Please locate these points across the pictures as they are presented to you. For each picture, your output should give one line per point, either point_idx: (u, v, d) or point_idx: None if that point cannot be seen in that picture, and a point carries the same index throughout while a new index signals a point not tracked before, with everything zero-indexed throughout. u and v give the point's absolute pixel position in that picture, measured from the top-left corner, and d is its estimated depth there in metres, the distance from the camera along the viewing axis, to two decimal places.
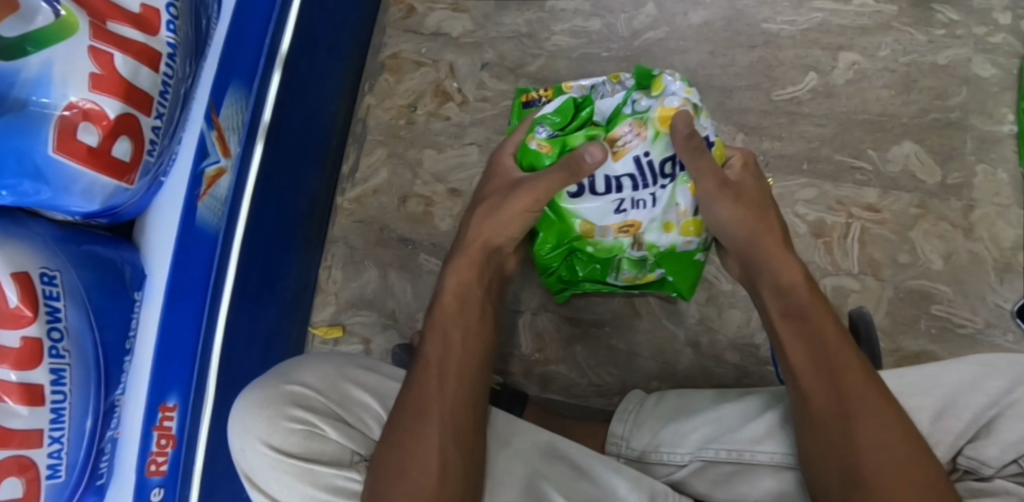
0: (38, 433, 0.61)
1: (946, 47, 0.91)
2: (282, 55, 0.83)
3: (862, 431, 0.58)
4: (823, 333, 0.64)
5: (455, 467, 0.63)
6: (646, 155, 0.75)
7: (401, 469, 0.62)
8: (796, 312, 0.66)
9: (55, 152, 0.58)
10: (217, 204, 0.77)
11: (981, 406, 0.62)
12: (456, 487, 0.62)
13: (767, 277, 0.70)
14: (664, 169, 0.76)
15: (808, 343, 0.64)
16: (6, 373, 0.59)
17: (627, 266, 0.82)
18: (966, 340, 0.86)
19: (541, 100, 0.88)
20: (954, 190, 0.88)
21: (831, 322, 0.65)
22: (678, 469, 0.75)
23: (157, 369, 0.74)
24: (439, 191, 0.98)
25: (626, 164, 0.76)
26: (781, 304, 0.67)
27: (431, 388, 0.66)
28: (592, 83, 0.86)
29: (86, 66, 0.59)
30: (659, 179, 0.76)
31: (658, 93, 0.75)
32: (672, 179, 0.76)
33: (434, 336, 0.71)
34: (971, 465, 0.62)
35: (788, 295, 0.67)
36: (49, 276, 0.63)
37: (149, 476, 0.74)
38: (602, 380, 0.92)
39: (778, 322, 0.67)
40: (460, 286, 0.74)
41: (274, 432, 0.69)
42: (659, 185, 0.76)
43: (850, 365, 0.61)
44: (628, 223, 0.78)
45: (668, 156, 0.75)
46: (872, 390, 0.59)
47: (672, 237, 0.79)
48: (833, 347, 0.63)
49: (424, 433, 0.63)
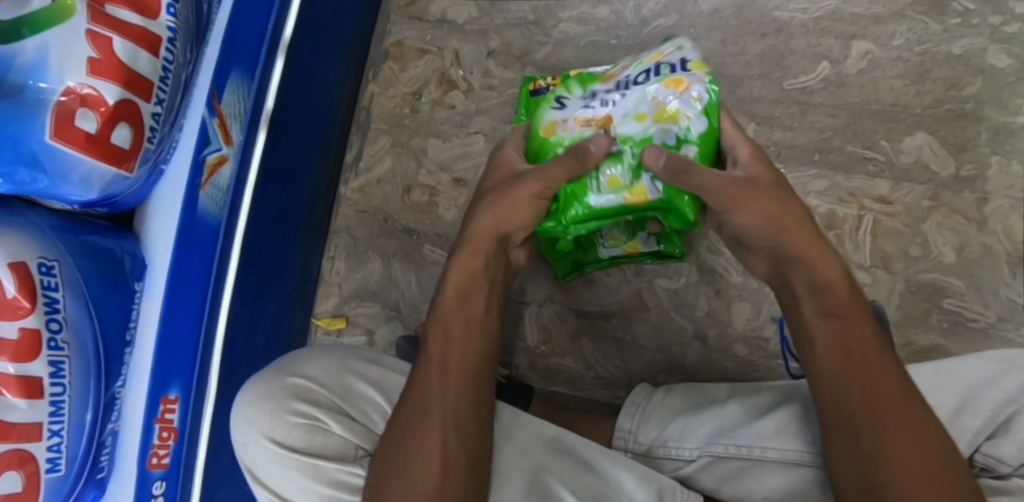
0: (37, 426, 0.60)
1: (961, 36, 0.89)
2: (285, 41, 0.82)
3: (894, 440, 0.56)
4: (860, 336, 0.61)
5: (455, 461, 0.62)
6: (625, 73, 0.77)
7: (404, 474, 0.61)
8: (832, 311, 0.62)
9: (52, 139, 0.57)
10: (218, 193, 0.76)
11: (999, 403, 0.61)
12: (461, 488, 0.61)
13: (803, 271, 0.64)
14: (638, 76, 0.75)
15: (846, 347, 0.61)
16: (3, 365, 0.58)
17: (604, 162, 0.74)
18: (978, 335, 0.85)
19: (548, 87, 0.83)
20: (968, 182, 0.87)
21: (867, 319, 0.62)
22: (685, 464, 0.74)
23: (158, 360, 0.73)
24: (444, 181, 0.97)
25: (610, 84, 0.78)
26: (818, 302, 0.63)
27: (433, 383, 0.65)
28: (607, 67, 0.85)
29: (84, 51, 0.58)
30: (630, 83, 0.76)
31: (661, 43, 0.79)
32: (644, 83, 0.75)
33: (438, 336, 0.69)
34: (987, 463, 0.60)
35: (835, 303, 0.62)
36: (46, 266, 0.62)
37: (151, 469, 0.73)
38: (610, 373, 0.91)
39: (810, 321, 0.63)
40: (461, 278, 0.72)
41: (276, 425, 0.68)
42: (630, 88, 0.75)
43: (887, 370, 0.59)
44: (592, 119, 0.76)
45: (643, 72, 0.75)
46: (908, 412, 0.57)
47: (646, 126, 0.73)
48: (875, 350, 0.60)
49: (421, 433, 0.63)
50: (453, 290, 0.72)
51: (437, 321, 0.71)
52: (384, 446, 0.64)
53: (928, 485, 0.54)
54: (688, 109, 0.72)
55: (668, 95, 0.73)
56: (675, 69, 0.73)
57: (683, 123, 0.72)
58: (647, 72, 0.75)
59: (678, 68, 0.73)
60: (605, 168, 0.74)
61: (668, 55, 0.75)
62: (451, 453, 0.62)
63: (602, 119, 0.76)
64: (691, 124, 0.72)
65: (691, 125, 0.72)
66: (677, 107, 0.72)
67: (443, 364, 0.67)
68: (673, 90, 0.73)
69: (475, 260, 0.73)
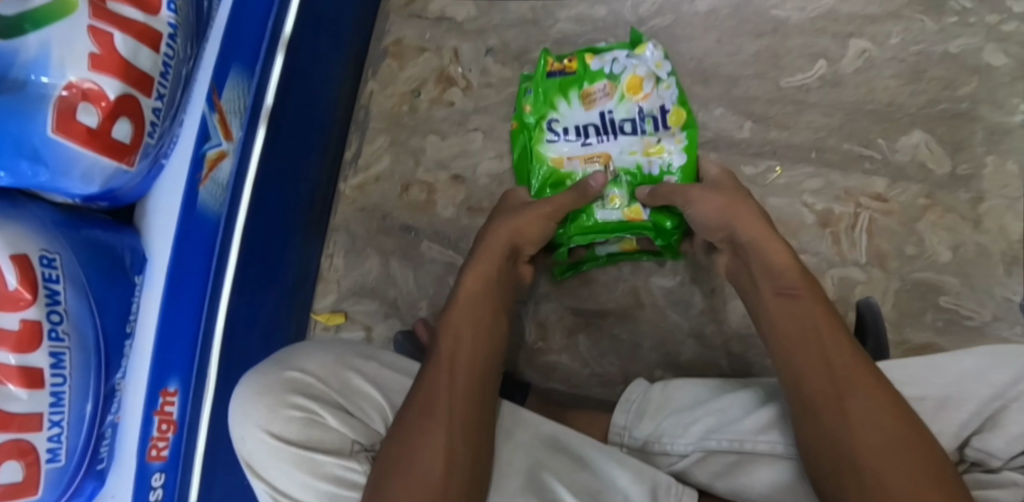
0: (37, 416, 0.61)
1: (957, 36, 0.90)
2: (285, 38, 0.82)
3: (855, 413, 0.57)
4: (816, 312, 0.64)
5: (459, 457, 0.62)
6: (609, 112, 0.88)
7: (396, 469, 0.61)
8: (789, 290, 0.65)
9: (55, 133, 0.58)
10: (218, 189, 0.77)
11: (986, 398, 0.62)
12: (463, 482, 0.61)
13: (757, 258, 0.69)
14: (625, 125, 0.88)
15: (800, 323, 0.63)
16: (5, 356, 0.59)
17: (608, 185, 0.86)
18: (973, 333, 0.85)
19: (564, 70, 0.90)
20: (963, 181, 0.87)
21: (823, 302, 0.65)
22: (680, 459, 0.75)
23: (157, 353, 0.74)
24: (442, 178, 0.97)
25: (594, 114, 0.89)
26: (774, 283, 0.66)
27: (440, 380, 0.66)
28: (615, 56, 0.89)
29: (85, 46, 0.58)
30: (619, 133, 0.88)
31: (636, 56, 0.88)
32: (636, 133, 0.87)
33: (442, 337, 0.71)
34: (977, 456, 0.61)
35: (789, 289, 0.65)
36: (48, 258, 0.62)
37: (150, 461, 0.74)
38: (606, 370, 0.91)
39: (769, 302, 0.66)
40: (472, 287, 0.74)
41: (273, 418, 0.69)
42: (620, 135, 0.88)
43: (841, 340, 0.61)
44: (596, 156, 0.88)
45: (629, 117, 0.88)
46: (890, 409, 0.57)
47: (637, 159, 0.87)
48: (825, 325, 0.62)
49: (427, 427, 0.63)
50: (462, 299, 0.74)
51: (445, 324, 0.72)
52: (387, 442, 0.64)
53: (894, 464, 0.55)
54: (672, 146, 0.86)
55: (654, 138, 0.87)
56: (657, 126, 0.87)
57: (667, 158, 0.86)
58: (633, 123, 0.87)
59: (660, 125, 0.87)
60: (608, 191, 0.86)
61: (651, 99, 0.87)
62: (456, 449, 0.62)
63: (597, 153, 0.88)
64: (673, 158, 0.85)
65: (673, 160, 0.85)
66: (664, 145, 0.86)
67: (440, 363, 0.68)
68: (661, 128, 0.87)
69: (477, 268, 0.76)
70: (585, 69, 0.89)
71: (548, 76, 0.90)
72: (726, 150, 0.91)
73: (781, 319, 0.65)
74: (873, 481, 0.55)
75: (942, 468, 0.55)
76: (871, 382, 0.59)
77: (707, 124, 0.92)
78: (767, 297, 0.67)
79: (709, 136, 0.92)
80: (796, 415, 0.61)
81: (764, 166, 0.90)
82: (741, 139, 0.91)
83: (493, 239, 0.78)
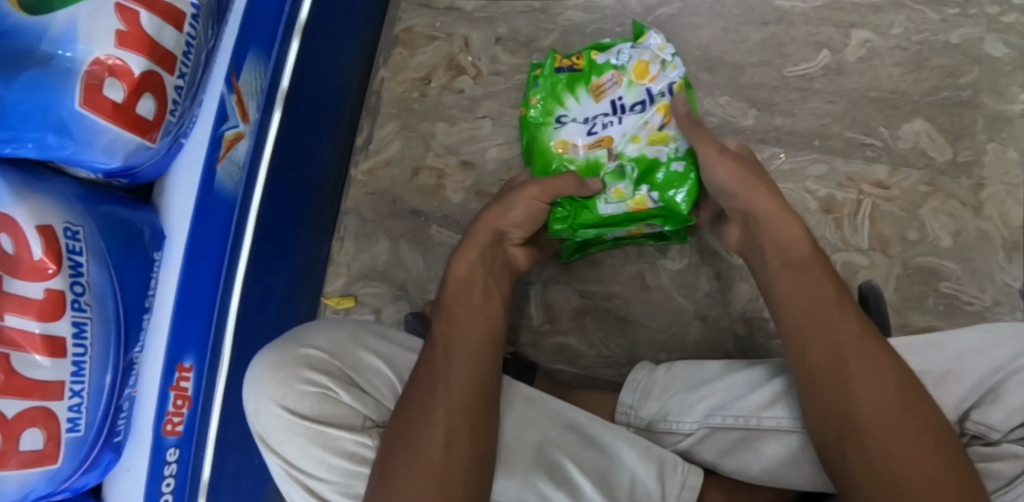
0: (59, 385, 0.62)
1: (959, 26, 0.91)
2: (300, 23, 0.84)
3: (859, 381, 0.60)
4: (822, 284, 0.67)
5: (469, 424, 0.64)
6: (619, 98, 0.87)
7: (410, 439, 0.64)
8: (795, 263, 0.69)
9: (81, 106, 0.59)
10: (234, 169, 0.78)
11: (987, 371, 0.64)
12: (473, 448, 0.64)
13: (766, 232, 0.71)
14: (633, 107, 0.86)
15: (807, 294, 0.66)
16: (28, 324, 0.61)
17: (610, 180, 0.85)
18: (973, 317, 0.86)
19: (573, 67, 0.90)
20: (965, 168, 0.89)
21: (830, 275, 0.68)
22: (685, 438, 0.77)
23: (174, 329, 0.75)
24: (451, 163, 0.99)
25: (605, 104, 0.88)
26: (781, 255, 0.70)
27: (453, 351, 0.69)
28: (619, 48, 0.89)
29: (113, 23, 0.60)
30: (626, 112, 0.87)
31: (639, 45, 0.88)
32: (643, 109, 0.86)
33: (445, 318, 0.73)
34: (978, 430, 0.64)
35: (798, 264, 0.68)
36: (72, 231, 0.64)
37: (166, 436, 0.75)
38: (612, 352, 0.93)
39: (779, 276, 0.69)
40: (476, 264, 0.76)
41: (288, 394, 0.71)
42: (629, 114, 0.86)
43: (845, 312, 0.64)
44: (599, 141, 0.87)
45: (639, 101, 0.86)
46: (894, 381, 0.60)
47: (642, 148, 0.85)
48: (834, 298, 0.65)
49: (439, 395, 0.65)
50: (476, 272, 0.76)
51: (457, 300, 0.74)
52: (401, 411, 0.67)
53: (894, 429, 0.58)
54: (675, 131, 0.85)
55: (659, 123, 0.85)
56: (666, 94, 0.85)
57: (672, 145, 0.84)
58: (642, 102, 0.86)
59: (667, 94, 0.85)
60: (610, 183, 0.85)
61: (660, 81, 0.86)
62: (466, 416, 0.65)
63: (602, 137, 0.87)
64: (678, 144, 0.84)
65: (678, 147, 0.84)
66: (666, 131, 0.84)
67: (451, 344, 0.70)
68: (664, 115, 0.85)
69: (469, 252, 0.77)
70: (591, 64, 0.89)
71: (556, 72, 0.91)
72: (731, 136, 0.92)
73: (792, 295, 0.67)
74: (875, 446, 0.58)
75: (942, 435, 0.58)
76: (876, 353, 0.61)
77: (713, 111, 0.94)
78: (779, 274, 0.69)
79: (714, 123, 0.93)
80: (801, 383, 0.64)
81: (768, 152, 0.92)
82: (746, 126, 0.93)
83: (481, 226, 0.78)
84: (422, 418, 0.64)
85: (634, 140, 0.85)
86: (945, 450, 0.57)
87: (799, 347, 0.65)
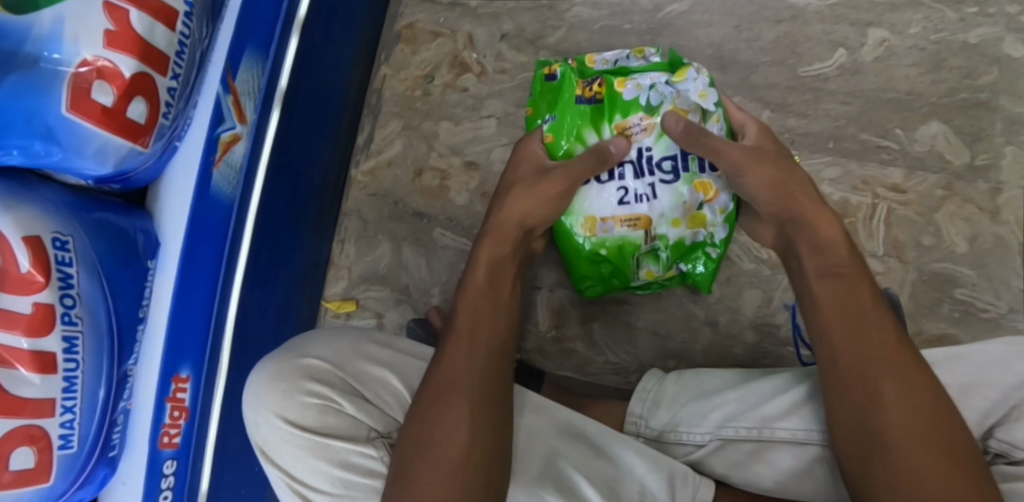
0: (50, 402, 0.60)
1: (978, 25, 0.89)
2: (300, 20, 0.81)
3: (891, 394, 0.59)
4: (858, 292, 0.65)
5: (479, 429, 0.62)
6: (648, 148, 0.80)
7: (422, 440, 0.62)
8: (833, 269, 0.66)
9: (67, 112, 0.57)
10: (231, 173, 0.76)
11: (1010, 386, 0.63)
12: (486, 451, 0.62)
13: (806, 234, 0.70)
14: (665, 167, 0.80)
15: (844, 301, 0.64)
16: (16, 340, 0.59)
17: (644, 259, 0.82)
18: (989, 325, 0.85)
19: (593, 97, 0.81)
20: (982, 172, 0.87)
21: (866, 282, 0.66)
22: (696, 449, 0.76)
23: (170, 337, 0.73)
24: (455, 164, 0.96)
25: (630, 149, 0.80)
26: (817, 261, 0.67)
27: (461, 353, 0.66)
28: (652, 82, 0.80)
29: (100, 22, 0.57)
30: (658, 172, 0.80)
31: (677, 84, 0.79)
32: (675, 177, 0.80)
33: (460, 312, 0.71)
34: (1002, 448, 0.61)
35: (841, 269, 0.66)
36: (61, 241, 0.62)
37: (162, 448, 0.73)
38: (619, 358, 0.91)
39: (812, 281, 0.67)
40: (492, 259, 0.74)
41: (289, 405, 0.68)
42: (661, 179, 0.80)
43: (883, 321, 0.63)
44: (636, 218, 0.80)
45: (669, 154, 0.80)
46: (921, 394, 0.59)
47: (680, 231, 0.81)
48: (871, 307, 0.63)
49: (448, 399, 0.63)
50: (484, 268, 0.73)
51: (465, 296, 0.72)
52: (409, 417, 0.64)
53: (923, 448, 0.57)
54: (713, 213, 0.81)
55: (698, 200, 0.80)
56: (703, 166, 0.80)
57: (710, 228, 0.81)
58: (675, 163, 0.80)
59: (705, 166, 0.80)
60: (644, 263, 0.83)
61: None
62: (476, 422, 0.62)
63: (643, 216, 0.80)
64: (716, 229, 0.82)
65: (716, 232, 0.82)
66: (706, 213, 0.81)
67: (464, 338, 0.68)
68: (702, 195, 0.80)
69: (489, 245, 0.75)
70: (614, 95, 0.80)
71: (572, 102, 0.82)
72: None
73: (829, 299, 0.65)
74: (900, 463, 0.57)
75: (969, 454, 0.57)
76: (911, 366, 0.60)
77: None
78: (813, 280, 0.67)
79: None
80: (829, 390, 0.62)
81: None
82: None
83: (503, 219, 0.76)
84: (434, 424, 0.62)
85: (674, 224, 0.80)
86: (973, 468, 0.56)
87: (833, 356, 0.63)
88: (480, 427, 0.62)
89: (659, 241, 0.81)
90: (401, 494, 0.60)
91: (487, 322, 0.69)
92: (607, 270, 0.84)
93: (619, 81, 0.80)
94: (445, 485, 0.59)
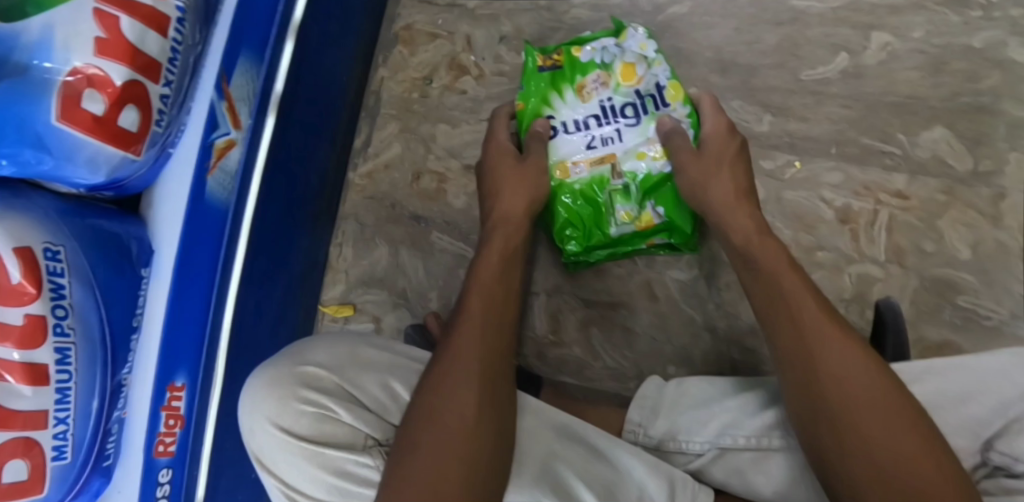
0: (42, 414, 0.60)
1: (981, 29, 0.88)
2: (295, 23, 0.80)
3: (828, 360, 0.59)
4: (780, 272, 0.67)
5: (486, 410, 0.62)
6: (610, 99, 0.84)
7: (430, 417, 0.61)
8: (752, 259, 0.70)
9: (57, 121, 0.56)
10: (226, 179, 0.75)
11: (1011, 398, 0.62)
12: (491, 432, 0.61)
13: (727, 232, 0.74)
14: (626, 112, 0.83)
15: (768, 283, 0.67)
16: (8, 352, 0.58)
17: (619, 199, 0.83)
18: (991, 333, 0.84)
19: (554, 64, 0.85)
20: (984, 177, 0.86)
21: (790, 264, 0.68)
22: (696, 457, 0.75)
23: (165, 347, 0.72)
24: (453, 167, 0.95)
25: (592, 105, 0.84)
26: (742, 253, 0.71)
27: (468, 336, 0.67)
28: (603, 44, 0.84)
29: (91, 30, 0.56)
30: (621, 117, 0.83)
31: (623, 43, 0.84)
32: (638, 120, 0.83)
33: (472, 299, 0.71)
34: (1003, 461, 0.60)
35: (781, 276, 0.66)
36: (52, 251, 0.61)
37: (157, 457, 0.73)
38: (619, 364, 0.90)
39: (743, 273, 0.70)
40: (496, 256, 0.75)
41: (284, 413, 0.67)
42: (625, 123, 0.83)
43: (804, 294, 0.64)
44: (603, 156, 0.83)
45: (628, 102, 0.84)
46: (868, 367, 0.58)
47: (647, 164, 0.83)
48: (795, 282, 0.66)
49: (458, 380, 0.63)
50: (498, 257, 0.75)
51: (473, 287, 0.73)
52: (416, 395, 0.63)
53: (870, 411, 0.56)
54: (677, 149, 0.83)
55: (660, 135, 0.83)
56: (659, 105, 0.83)
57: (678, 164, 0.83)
58: (636, 107, 0.83)
59: (660, 105, 0.83)
60: (619, 204, 0.83)
61: (646, 81, 0.84)
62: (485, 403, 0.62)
63: (608, 153, 0.83)
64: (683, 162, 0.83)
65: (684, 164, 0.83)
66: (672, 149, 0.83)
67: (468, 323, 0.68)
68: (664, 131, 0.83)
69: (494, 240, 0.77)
70: (573, 61, 0.84)
71: (537, 71, 0.85)
72: None
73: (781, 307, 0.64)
74: (851, 428, 0.56)
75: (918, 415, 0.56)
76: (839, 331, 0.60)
77: None
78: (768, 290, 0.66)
79: None
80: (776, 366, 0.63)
81: (782, 160, 0.89)
82: (759, 132, 0.90)
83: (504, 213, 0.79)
84: (441, 402, 0.61)
85: (640, 160, 0.83)
86: (921, 427, 0.55)
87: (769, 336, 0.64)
88: (487, 408, 0.62)
89: (628, 177, 0.83)
90: (403, 467, 0.58)
91: (494, 310, 0.70)
92: (585, 216, 0.84)
93: (576, 48, 0.84)
94: (450, 467, 0.58)
